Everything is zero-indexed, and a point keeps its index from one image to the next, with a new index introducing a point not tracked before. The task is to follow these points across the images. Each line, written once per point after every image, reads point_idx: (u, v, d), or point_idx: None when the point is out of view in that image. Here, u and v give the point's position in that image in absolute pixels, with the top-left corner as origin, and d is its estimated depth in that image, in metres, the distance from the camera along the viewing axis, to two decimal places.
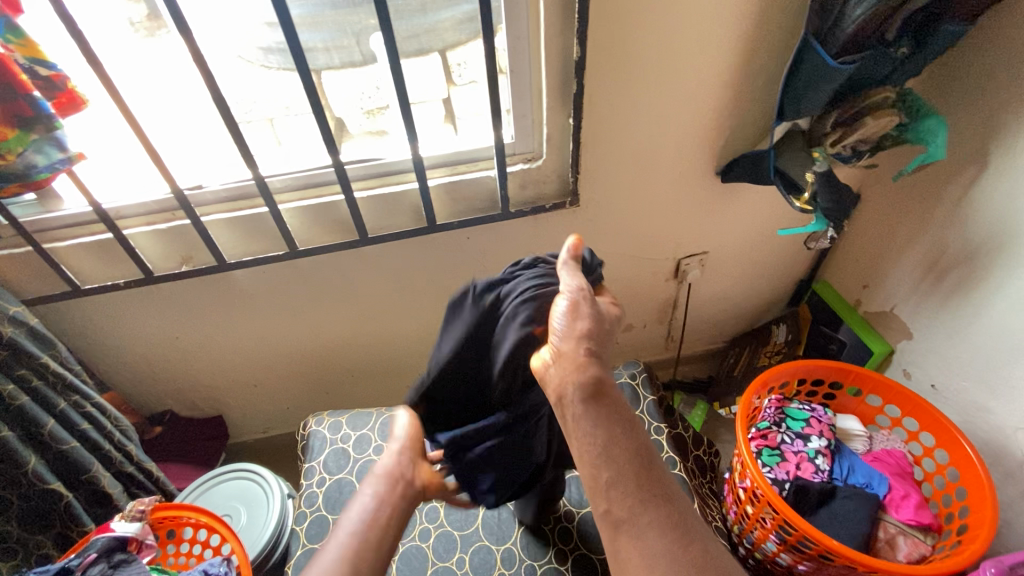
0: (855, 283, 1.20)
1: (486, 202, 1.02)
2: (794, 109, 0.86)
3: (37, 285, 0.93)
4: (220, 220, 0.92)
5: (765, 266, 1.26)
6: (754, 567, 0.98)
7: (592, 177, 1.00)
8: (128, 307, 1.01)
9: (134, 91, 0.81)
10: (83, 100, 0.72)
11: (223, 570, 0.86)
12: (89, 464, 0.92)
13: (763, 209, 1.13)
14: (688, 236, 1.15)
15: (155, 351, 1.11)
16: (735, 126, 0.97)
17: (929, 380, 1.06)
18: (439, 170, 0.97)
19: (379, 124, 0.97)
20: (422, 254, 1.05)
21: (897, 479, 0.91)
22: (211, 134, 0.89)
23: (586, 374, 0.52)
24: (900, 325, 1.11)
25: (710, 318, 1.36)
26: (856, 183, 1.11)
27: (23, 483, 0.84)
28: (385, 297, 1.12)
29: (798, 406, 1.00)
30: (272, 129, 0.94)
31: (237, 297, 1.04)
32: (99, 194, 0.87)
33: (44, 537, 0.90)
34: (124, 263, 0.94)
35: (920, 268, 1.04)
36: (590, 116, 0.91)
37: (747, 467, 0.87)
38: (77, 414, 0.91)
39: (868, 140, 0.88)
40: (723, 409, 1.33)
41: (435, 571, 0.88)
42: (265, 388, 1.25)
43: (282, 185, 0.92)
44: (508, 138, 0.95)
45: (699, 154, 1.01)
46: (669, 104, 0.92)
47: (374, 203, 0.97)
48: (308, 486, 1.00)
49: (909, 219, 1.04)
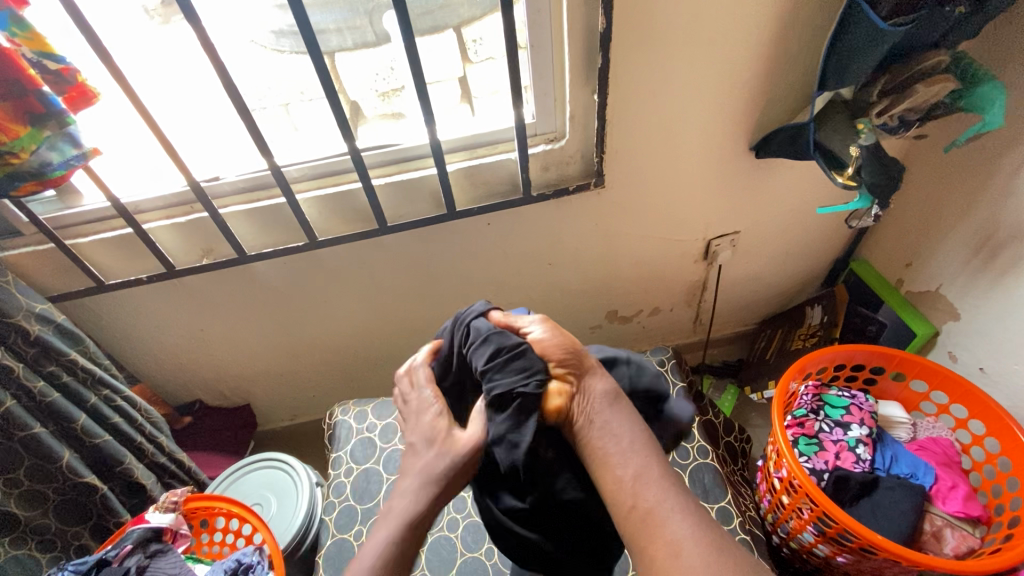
0: (897, 262, 1.14)
1: (507, 185, 0.98)
2: (837, 77, 0.80)
3: (62, 281, 0.93)
4: (237, 212, 0.91)
5: (800, 245, 1.20)
6: (789, 556, 0.96)
7: (617, 156, 0.95)
8: (151, 301, 1.01)
9: (144, 81, 0.79)
10: (94, 94, 0.71)
11: (256, 558, 0.87)
12: (123, 457, 0.93)
13: (799, 185, 1.07)
14: (719, 216, 1.10)
15: (181, 343, 1.11)
16: (772, 98, 0.91)
17: (977, 362, 1.00)
18: (457, 154, 0.94)
19: (394, 107, 0.93)
20: (442, 241, 1.03)
21: (943, 469, 0.86)
22: (225, 123, 0.86)
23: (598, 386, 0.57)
24: (947, 305, 1.05)
25: (740, 300, 1.31)
26: (901, 155, 1.04)
27: (60, 476, 0.86)
28: (406, 285, 1.10)
29: (838, 393, 0.95)
30: (288, 114, 0.91)
31: (259, 289, 1.04)
32: (117, 189, 0.86)
33: (82, 527, 0.93)
34: (145, 257, 0.94)
35: (971, 245, 0.97)
36: (615, 92, 0.86)
37: (783, 457, 0.84)
38: (107, 408, 0.92)
39: (916, 109, 0.81)
40: (754, 394, 1.30)
41: (465, 561, 0.87)
42: (290, 377, 1.26)
43: (299, 174, 0.90)
44: (529, 118, 0.90)
45: (732, 129, 0.95)
46: (700, 75, 0.86)
47: (392, 190, 0.94)
48: (336, 476, 1.01)
49: (959, 192, 0.97)
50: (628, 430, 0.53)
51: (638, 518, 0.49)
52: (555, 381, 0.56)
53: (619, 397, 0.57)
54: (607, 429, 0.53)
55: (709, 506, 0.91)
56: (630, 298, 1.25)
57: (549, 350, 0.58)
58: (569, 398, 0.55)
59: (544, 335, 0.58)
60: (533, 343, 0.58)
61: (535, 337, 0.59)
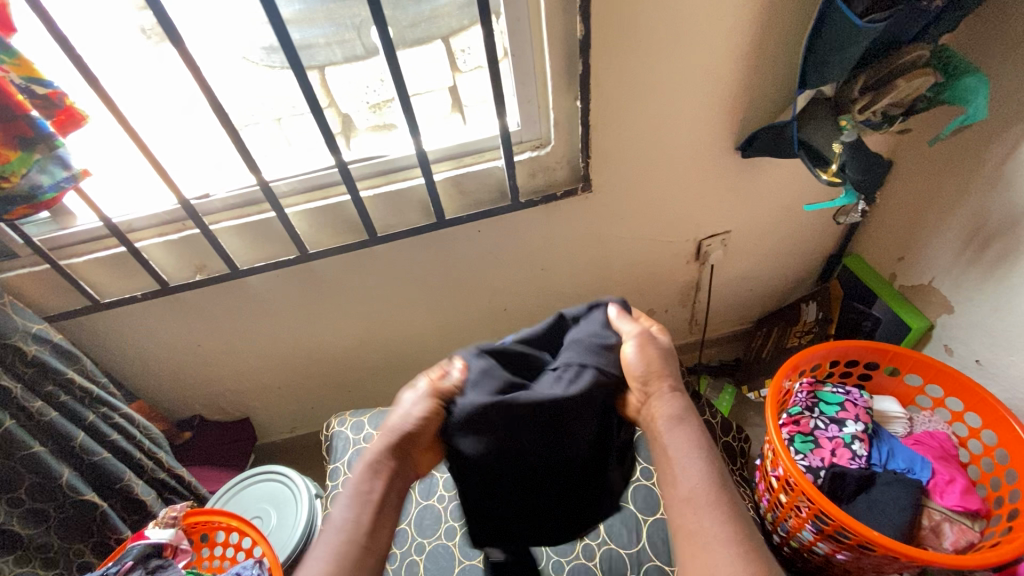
0: (889, 256, 1.14)
1: (495, 192, 0.98)
2: (817, 76, 0.81)
3: (58, 302, 0.94)
4: (229, 227, 0.92)
5: (791, 242, 1.20)
6: (790, 555, 0.96)
7: (603, 160, 0.96)
8: (148, 318, 1.02)
9: (132, 102, 0.80)
10: (83, 116, 0.72)
11: (256, 571, 0.87)
12: (122, 474, 0.94)
13: (787, 183, 1.07)
14: (709, 216, 1.10)
15: (178, 358, 1.12)
16: (754, 97, 0.92)
17: (973, 355, 1.00)
18: (444, 164, 0.95)
19: (386, 118, 0.95)
20: (434, 249, 1.04)
21: (941, 463, 0.86)
22: (214, 142, 0.88)
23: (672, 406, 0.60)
24: (940, 298, 1.04)
25: (734, 299, 1.31)
26: (888, 150, 1.05)
27: (60, 495, 0.87)
28: (399, 295, 1.11)
29: (832, 389, 0.95)
30: (280, 128, 0.92)
31: (253, 302, 1.04)
32: (108, 209, 0.87)
33: (83, 545, 0.93)
34: (139, 274, 0.95)
35: (960, 237, 0.97)
36: (597, 97, 0.86)
37: (778, 456, 0.84)
38: (106, 425, 0.93)
39: (901, 104, 0.81)
40: (751, 394, 1.33)
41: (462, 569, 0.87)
42: (288, 389, 1.27)
43: (288, 189, 0.91)
44: (514, 126, 0.91)
45: (717, 130, 0.95)
46: (681, 78, 0.87)
47: (380, 201, 0.95)
48: (334, 487, 1.01)
49: (946, 185, 0.97)
50: (694, 458, 0.56)
51: (693, 544, 0.52)
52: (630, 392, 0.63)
53: (688, 416, 0.60)
54: (665, 451, 0.58)
55: None
56: (624, 301, 1.25)
57: (632, 366, 0.62)
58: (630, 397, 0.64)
59: (633, 351, 0.62)
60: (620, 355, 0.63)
61: (626, 350, 0.63)
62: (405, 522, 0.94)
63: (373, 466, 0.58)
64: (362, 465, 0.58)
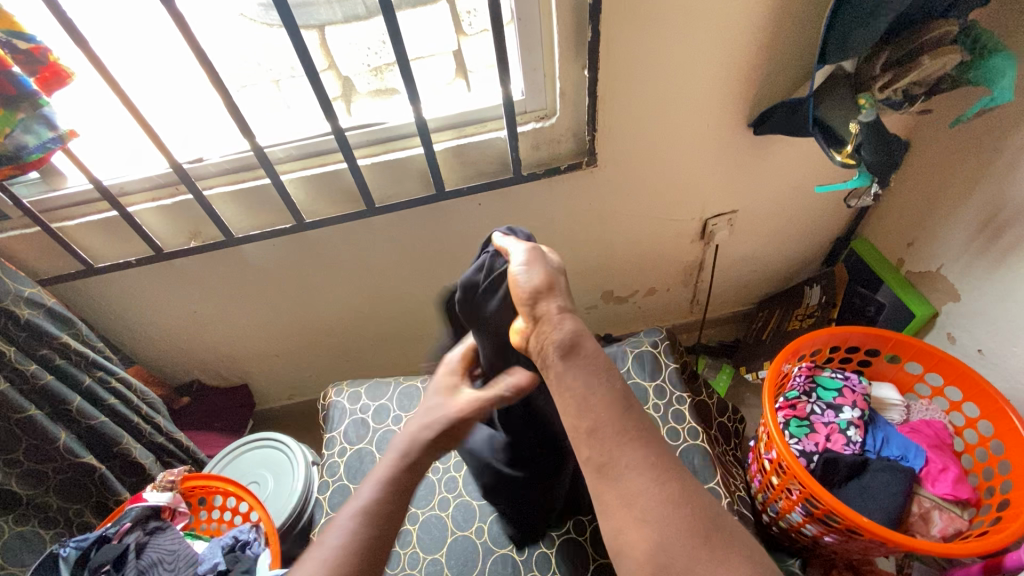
0: (898, 241, 1.12)
1: (497, 164, 0.96)
2: (838, 51, 0.76)
3: (52, 265, 0.93)
4: (222, 193, 0.89)
5: (799, 224, 1.18)
6: (779, 535, 0.97)
7: (610, 134, 0.92)
8: (143, 283, 1.01)
9: (119, 60, 0.77)
10: (68, 73, 0.69)
11: (252, 536, 0.90)
12: (120, 437, 0.95)
13: (799, 162, 1.03)
14: (715, 194, 1.07)
15: (175, 324, 1.12)
16: (771, 71, 0.88)
17: (976, 344, 0.99)
18: (445, 133, 0.91)
19: (388, 83, 0.91)
20: (433, 221, 1.01)
21: (934, 451, 0.86)
22: (206, 104, 0.84)
23: (559, 332, 0.53)
24: (947, 286, 1.03)
25: (737, 280, 1.29)
26: (905, 131, 1.01)
27: (58, 457, 0.88)
28: (398, 266, 1.09)
29: (831, 375, 0.95)
30: (278, 90, 0.89)
31: (249, 270, 1.03)
32: (99, 171, 0.85)
33: (83, 505, 0.95)
34: (133, 240, 0.93)
35: (974, 225, 0.95)
36: (606, 67, 0.83)
37: (772, 439, 0.84)
38: (103, 390, 0.94)
39: (923, 83, 0.78)
40: (749, 374, 1.30)
41: (455, 540, 0.88)
42: (286, 357, 1.26)
43: (284, 155, 0.88)
44: (518, 96, 0.88)
45: (729, 105, 0.92)
46: (693, 49, 0.83)
47: (378, 170, 0.92)
48: (330, 456, 1.01)
49: (964, 169, 0.94)
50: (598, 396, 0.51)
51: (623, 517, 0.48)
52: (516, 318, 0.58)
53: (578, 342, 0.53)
54: (562, 384, 0.52)
55: None
56: (625, 279, 1.24)
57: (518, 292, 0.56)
58: (524, 339, 0.56)
59: (523, 275, 0.56)
60: (512, 281, 0.57)
61: (517, 272, 0.57)
62: None
63: (386, 484, 0.56)
64: (377, 478, 0.56)
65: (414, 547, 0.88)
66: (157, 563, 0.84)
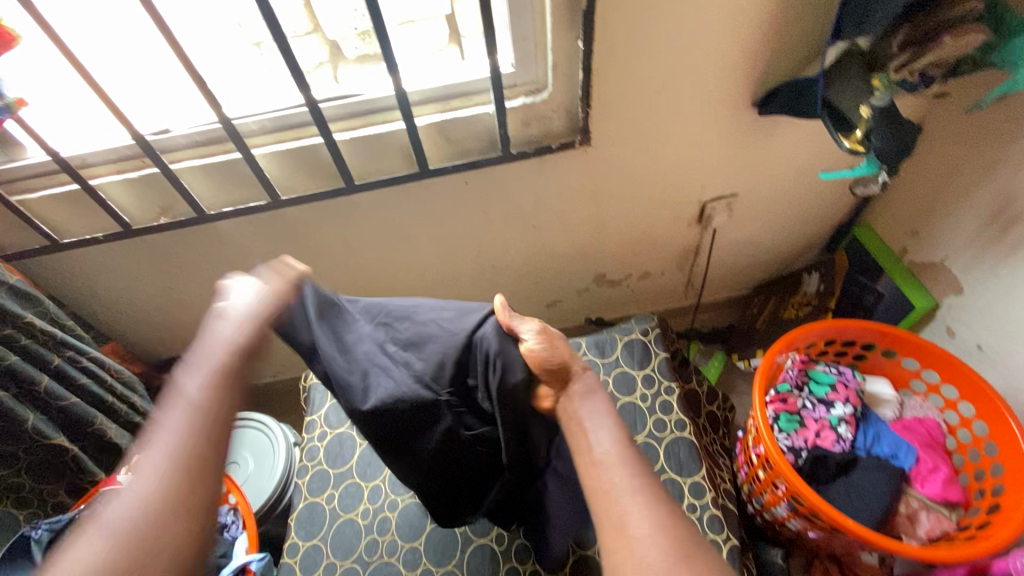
0: (903, 229, 1.07)
1: (484, 141, 0.90)
2: (855, 27, 0.71)
3: (15, 239, 0.89)
4: (192, 167, 0.84)
5: (801, 209, 1.13)
6: (762, 525, 0.97)
7: (604, 111, 0.87)
8: (114, 259, 0.97)
9: (72, 21, 0.71)
10: (13, 36, 0.63)
11: (230, 518, 0.89)
12: (93, 418, 0.92)
13: (806, 144, 0.98)
14: (715, 176, 1.02)
15: (151, 301, 1.08)
16: (780, 46, 0.81)
17: (975, 339, 0.96)
18: (429, 107, 0.86)
19: (374, 46, 0.83)
20: (417, 199, 0.96)
21: (926, 450, 0.83)
22: (171, 72, 0.78)
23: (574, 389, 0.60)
24: (951, 278, 0.99)
25: (734, 264, 1.25)
26: (918, 113, 0.95)
27: (26, 439, 0.85)
28: (381, 245, 1.05)
29: (825, 369, 0.92)
30: (260, 54, 0.81)
31: (226, 248, 0.99)
32: (56, 141, 0.79)
33: (56, 486, 0.92)
34: (99, 215, 0.88)
35: (983, 216, 0.90)
36: (601, 38, 0.76)
37: (760, 433, 0.82)
38: (73, 369, 0.90)
39: (941, 63, 0.71)
40: (742, 361, 1.29)
41: (433, 529, 0.86)
42: (268, 335, 1.23)
43: (256, 127, 0.83)
44: (508, 68, 0.82)
45: (732, 82, 0.86)
46: (696, 21, 0.76)
47: (358, 145, 0.87)
48: (309, 441, 0.99)
49: (977, 156, 0.89)
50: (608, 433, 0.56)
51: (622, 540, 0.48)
52: (547, 387, 0.61)
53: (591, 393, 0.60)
54: (578, 426, 0.57)
55: (681, 480, 0.88)
56: (618, 261, 1.19)
57: (535, 359, 0.60)
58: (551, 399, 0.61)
59: (536, 345, 0.60)
60: (528, 354, 0.60)
61: (528, 346, 0.60)
62: (379, 478, 0.93)
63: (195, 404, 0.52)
64: (220, 345, 0.55)
65: (392, 535, 0.87)
66: None
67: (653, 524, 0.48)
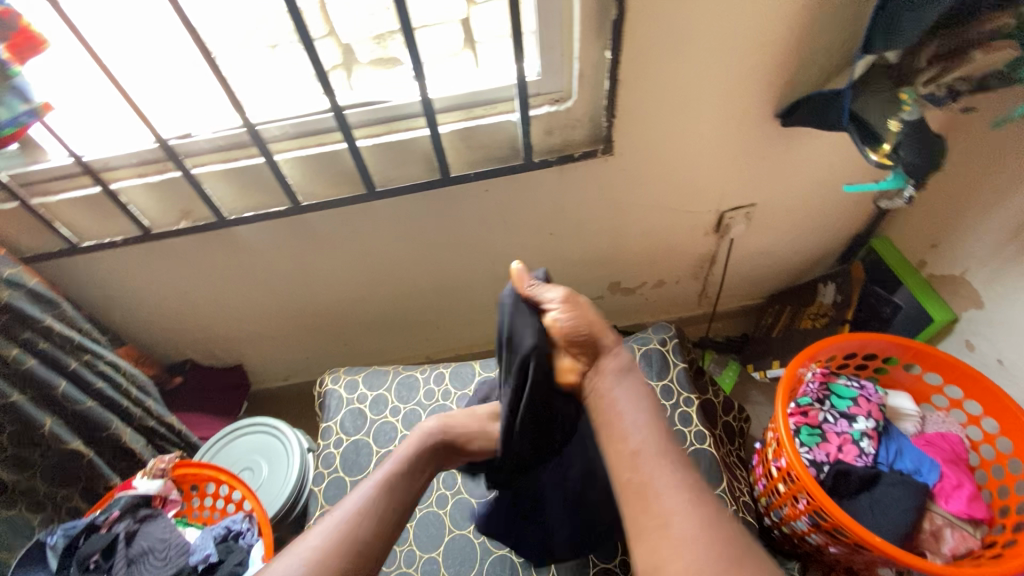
0: (922, 242, 1.07)
1: (506, 149, 0.90)
2: (885, 38, 0.69)
3: (34, 242, 0.89)
4: (214, 172, 0.84)
5: (819, 220, 1.13)
6: (779, 538, 0.96)
7: (628, 121, 0.86)
8: (132, 262, 0.96)
9: (99, 25, 0.70)
10: (42, 40, 0.63)
11: (245, 526, 0.87)
12: (108, 422, 0.92)
13: (827, 156, 0.98)
14: (735, 187, 1.02)
15: (167, 304, 1.08)
16: (807, 59, 0.81)
17: (996, 353, 0.96)
18: (452, 114, 0.85)
19: (389, 52, 0.81)
20: (437, 206, 0.96)
21: (950, 466, 0.83)
22: (196, 76, 0.77)
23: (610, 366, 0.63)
24: (971, 292, 0.98)
25: (750, 274, 1.25)
26: (941, 127, 0.95)
27: (43, 443, 0.85)
28: (399, 251, 1.05)
29: (846, 383, 0.91)
30: (274, 57, 0.78)
31: (245, 252, 0.98)
32: (79, 145, 0.79)
33: (72, 490, 0.91)
34: (120, 218, 0.88)
35: (1006, 230, 0.90)
36: (629, 49, 0.76)
37: (783, 446, 0.81)
38: (90, 373, 0.90)
39: (971, 78, 0.71)
40: (756, 372, 1.27)
41: (452, 539, 0.86)
42: (281, 339, 1.23)
43: (279, 133, 0.82)
44: (533, 76, 0.81)
45: (757, 94, 0.86)
46: (724, 33, 0.76)
47: (380, 152, 0.87)
48: (325, 446, 1.00)
49: (1001, 171, 0.89)
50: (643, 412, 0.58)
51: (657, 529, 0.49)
52: (566, 356, 0.64)
53: (628, 373, 0.63)
54: (613, 409, 0.59)
55: None
56: (634, 270, 1.19)
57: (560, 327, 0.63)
58: (576, 373, 0.63)
59: (561, 317, 0.63)
60: (552, 324, 0.63)
61: (552, 316, 0.64)
62: None
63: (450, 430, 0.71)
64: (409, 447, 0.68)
65: (411, 544, 0.86)
66: (147, 552, 0.83)
67: (686, 508, 0.49)
